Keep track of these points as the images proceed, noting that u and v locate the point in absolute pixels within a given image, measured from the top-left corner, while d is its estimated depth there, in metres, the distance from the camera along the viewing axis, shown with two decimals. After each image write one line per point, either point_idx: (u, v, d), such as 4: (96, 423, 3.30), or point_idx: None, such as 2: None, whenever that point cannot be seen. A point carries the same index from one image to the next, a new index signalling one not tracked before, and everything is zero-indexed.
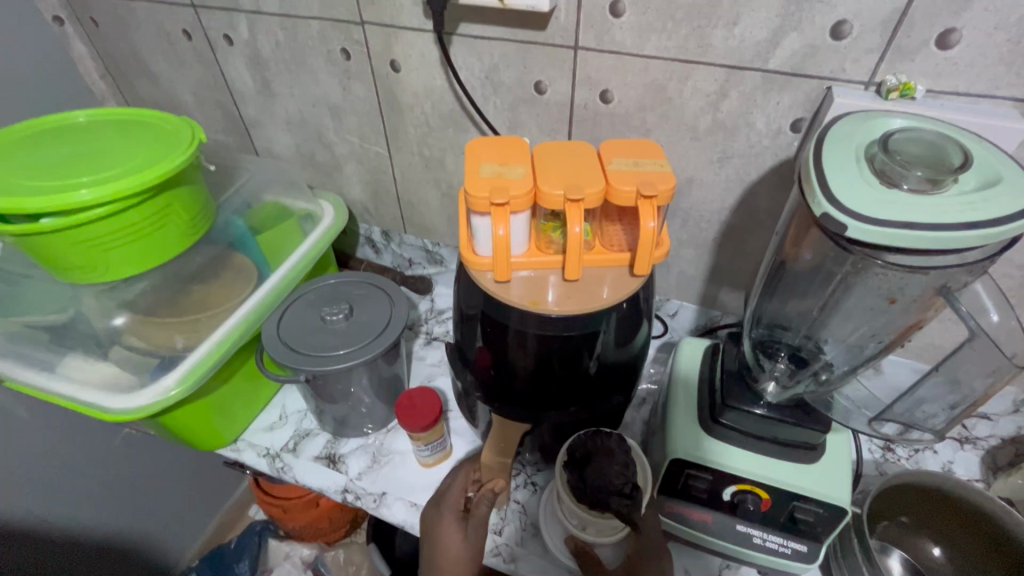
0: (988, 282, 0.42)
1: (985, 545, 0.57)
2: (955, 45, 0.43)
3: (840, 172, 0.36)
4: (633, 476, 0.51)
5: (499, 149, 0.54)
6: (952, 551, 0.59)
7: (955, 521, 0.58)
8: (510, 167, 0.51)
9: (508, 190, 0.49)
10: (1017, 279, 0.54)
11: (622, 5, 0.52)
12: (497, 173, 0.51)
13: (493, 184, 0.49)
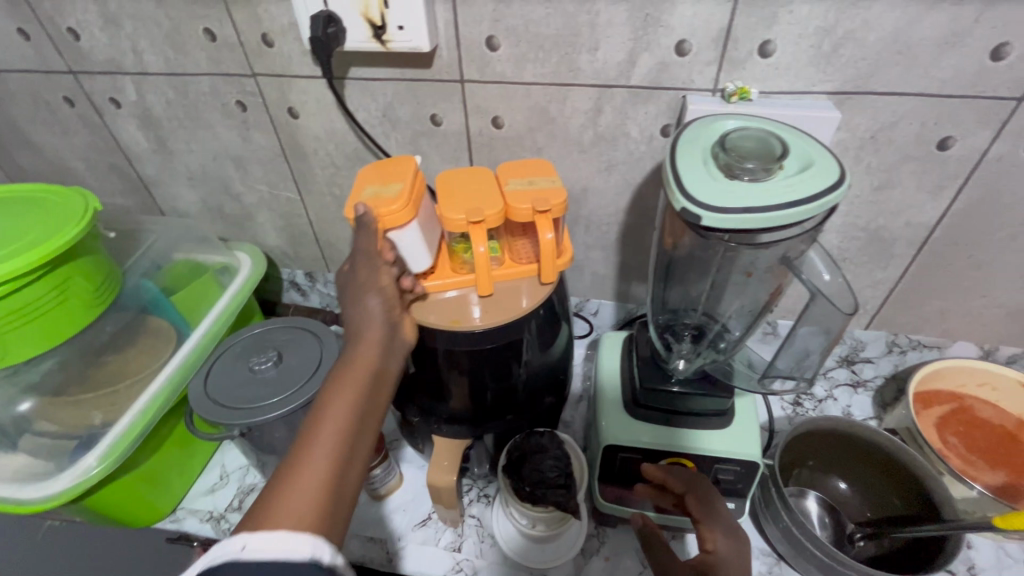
0: (819, 250, 0.50)
1: (880, 472, 0.65)
2: (774, 53, 0.52)
3: (691, 172, 0.42)
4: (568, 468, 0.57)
5: (389, 167, 0.55)
6: (854, 483, 0.67)
7: (855, 456, 0.66)
8: (392, 185, 0.53)
9: (383, 209, 0.51)
10: (863, 238, 0.64)
11: (496, 40, 0.57)
12: (377, 191, 0.53)
13: (371, 203, 0.51)
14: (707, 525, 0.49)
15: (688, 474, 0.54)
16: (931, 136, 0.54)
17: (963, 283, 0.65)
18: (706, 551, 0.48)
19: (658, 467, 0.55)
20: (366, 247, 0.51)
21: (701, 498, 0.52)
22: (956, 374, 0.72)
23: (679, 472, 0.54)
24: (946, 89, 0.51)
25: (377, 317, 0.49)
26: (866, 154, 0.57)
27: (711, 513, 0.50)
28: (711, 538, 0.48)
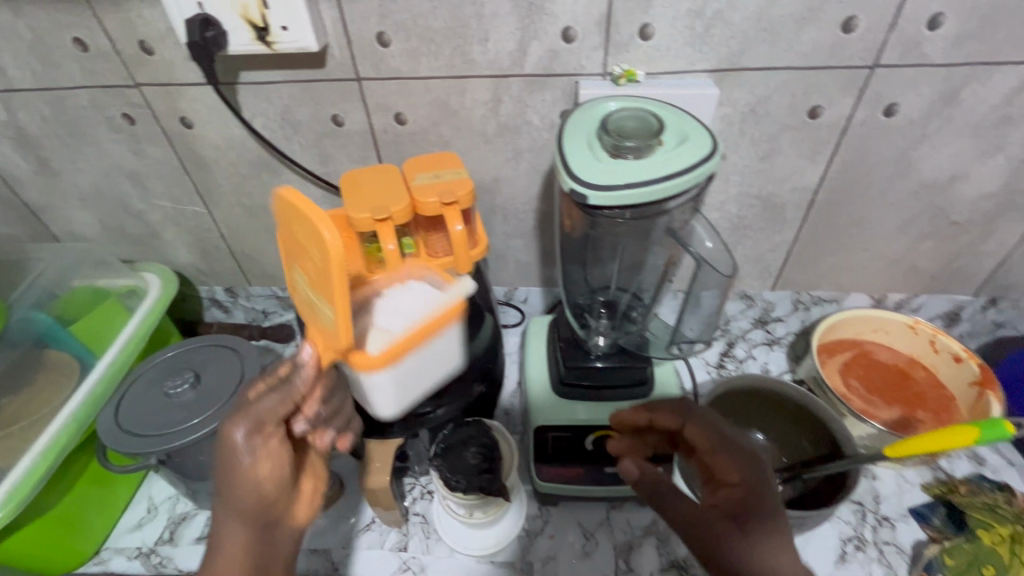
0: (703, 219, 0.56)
1: (795, 419, 0.69)
2: (653, 36, 0.54)
3: (577, 155, 0.44)
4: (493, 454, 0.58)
5: (316, 260, 0.39)
6: (770, 433, 0.71)
7: (771, 409, 0.70)
8: (325, 310, 0.41)
9: (330, 351, 0.44)
10: (758, 206, 0.68)
11: (387, 36, 0.57)
12: (313, 304, 0.43)
13: (315, 331, 0.44)
14: (716, 454, 0.47)
15: (679, 406, 0.52)
16: (802, 105, 0.58)
17: (849, 239, 0.71)
18: (730, 483, 0.45)
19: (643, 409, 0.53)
20: (260, 416, 0.43)
21: (700, 426, 0.49)
22: (854, 323, 0.79)
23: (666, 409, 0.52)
24: (810, 60, 0.55)
25: (251, 511, 0.43)
26: (749, 127, 0.60)
27: (711, 432, 0.48)
28: (729, 466, 0.46)
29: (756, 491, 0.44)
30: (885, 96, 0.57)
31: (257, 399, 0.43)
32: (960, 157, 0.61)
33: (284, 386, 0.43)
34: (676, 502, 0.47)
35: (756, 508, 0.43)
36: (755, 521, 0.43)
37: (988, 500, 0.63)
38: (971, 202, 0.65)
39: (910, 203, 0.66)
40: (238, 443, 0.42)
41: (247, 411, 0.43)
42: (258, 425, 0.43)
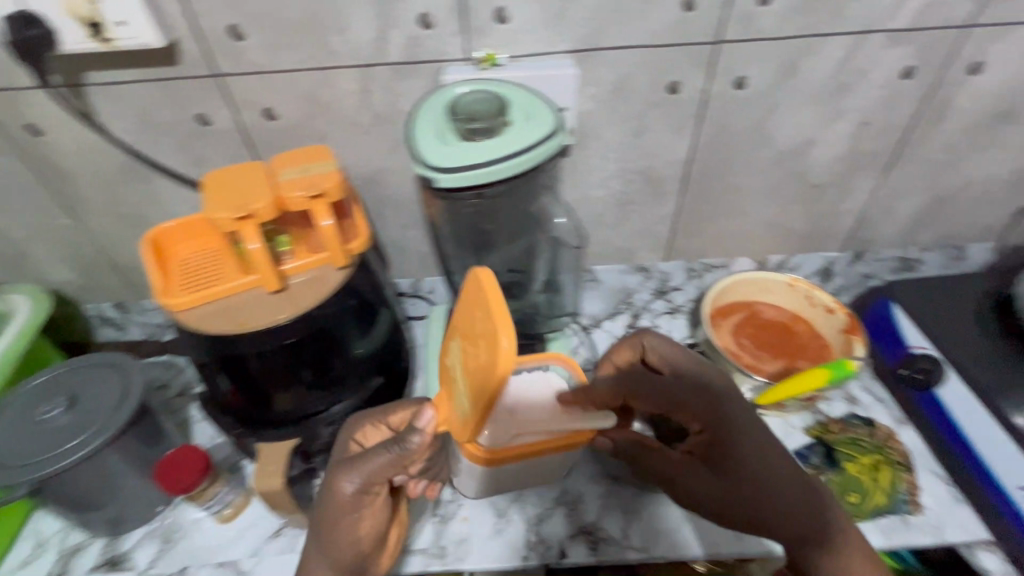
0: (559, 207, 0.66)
1: None
2: (509, 19, 0.55)
3: (426, 137, 0.44)
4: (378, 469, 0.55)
5: (479, 368, 0.45)
6: None
7: None
8: (467, 404, 0.49)
9: (456, 427, 0.52)
10: (638, 181, 0.71)
11: (240, 29, 0.55)
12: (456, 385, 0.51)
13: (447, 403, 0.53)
14: (692, 414, 0.58)
15: (632, 380, 0.59)
16: (661, 82, 0.61)
17: (726, 207, 0.75)
18: (697, 428, 0.59)
19: (580, 395, 0.55)
20: (370, 473, 0.52)
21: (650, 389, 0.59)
22: (741, 286, 0.84)
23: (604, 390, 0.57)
24: (660, 38, 0.57)
25: (347, 546, 0.54)
26: (616, 106, 0.63)
27: (686, 391, 0.58)
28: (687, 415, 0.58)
29: (719, 429, 0.56)
30: (734, 69, 0.60)
31: (369, 458, 0.52)
32: (809, 124, 0.66)
33: (397, 451, 0.51)
34: (657, 452, 0.61)
35: (721, 443, 0.56)
36: (723, 454, 0.55)
37: (854, 435, 0.71)
38: (826, 164, 0.70)
39: (774, 169, 0.70)
40: (346, 484, 0.52)
41: (361, 468, 0.52)
42: (368, 478, 0.53)
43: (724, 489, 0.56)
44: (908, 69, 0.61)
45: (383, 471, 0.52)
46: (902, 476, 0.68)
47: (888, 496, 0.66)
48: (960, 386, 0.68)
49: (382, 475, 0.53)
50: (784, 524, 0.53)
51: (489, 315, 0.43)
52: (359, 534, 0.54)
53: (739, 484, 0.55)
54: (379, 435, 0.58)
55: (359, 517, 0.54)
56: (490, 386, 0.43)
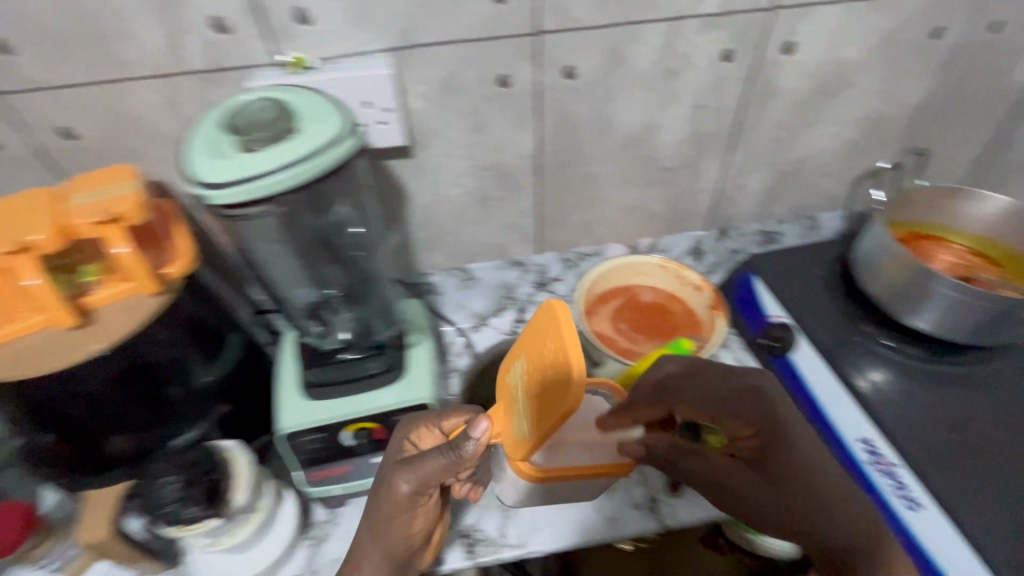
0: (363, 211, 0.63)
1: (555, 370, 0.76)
2: (312, 20, 0.52)
3: (196, 152, 0.42)
4: (198, 489, 0.49)
5: (550, 393, 0.48)
6: None
7: None
8: (526, 426, 0.51)
9: (513, 443, 0.53)
10: (492, 177, 0.70)
11: (8, 42, 0.50)
12: (517, 401, 0.53)
13: (512, 418, 0.53)
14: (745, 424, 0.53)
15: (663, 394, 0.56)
16: (488, 78, 0.60)
17: (586, 197, 0.76)
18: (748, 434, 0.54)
19: (626, 415, 0.57)
20: (423, 476, 0.52)
21: (694, 415, 0.55)
22: (616, 272, 0.86)
23: (649, 409, 0.56)
24: (477, 34, 0.57)
25: (396, 544, 0.54)
26: (449, 103, 0.62)
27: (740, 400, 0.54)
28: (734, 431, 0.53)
29: (779, 438, 0.52)
30: (560, 61, 0.60)
31: (424, 461, 0.52)
32: (647, 110, 0.67)
33: (451, 457, 0.51)
34: (689, 464, 0.55)
35: (773, 450, 0.52)
36: (773, 460, 0.52)
37: None
38: (672, 148, 0.72)
39: (622, 156, 0.72)
40: (401, 484, 0.52)
41: (418, 470, 0.52)
42: (421, 479, 0.52)
43: (771, 500, 0.51)
44: (728, 52, 0.63)
45: (438, 474, 0.52)
46: None
47: None
48: (808, 348, 0.72)
49: (437, 478, 0.53)
50: (831, 533, 0.49)
51: (562, 340, 0.46)
52: (407, 538, 0.55)
53: (787, 489, 0.51)
54: (431, 439, 0.57)
55: (410, 516, 0.54)
56: (564, 404, 0.45)
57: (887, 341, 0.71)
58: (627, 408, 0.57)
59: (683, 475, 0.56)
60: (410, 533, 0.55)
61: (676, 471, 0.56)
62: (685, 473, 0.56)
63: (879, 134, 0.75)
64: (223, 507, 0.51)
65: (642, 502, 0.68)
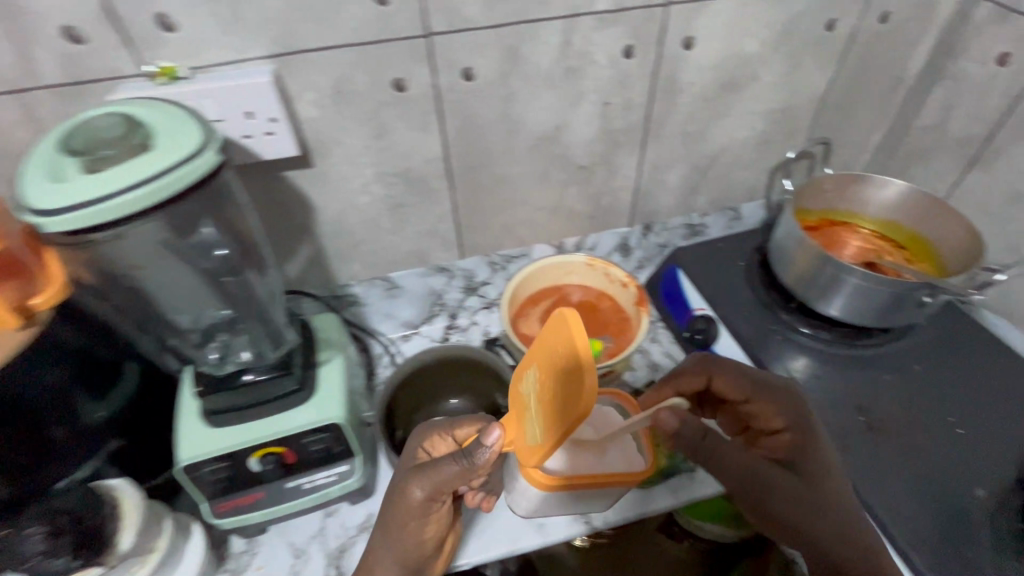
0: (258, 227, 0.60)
1: (477, 376, 0.73)
2: (178, 27, 0.49)
3: (29, 179, 0.38)
4: (69, 538, 0.46)
5: (562, 398, 0.43)
6: (462, 396, 0.74)
7: (455, 372, 0.73)
8: (535, 433, 0.47)
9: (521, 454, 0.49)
10: (401, 185, 0.68)
11: None
12: (525, 410, 0.49)
13: (521, 426, 0.50)
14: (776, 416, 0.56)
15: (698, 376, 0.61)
16: (382, 82, 0.58)
17: (503, 199, 0.75)
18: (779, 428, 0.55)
19: (666, 388, 0.62)
20: (437, 482, 0.52)
21: (749, 388, 0.58)
22: (544, 273, 0.84)
23: (688, 377, 0.61)
24: (364, 37, 0.54)
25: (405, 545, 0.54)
26: (344, 109, 0.59)
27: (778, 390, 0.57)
28: (779, 415, 0.55)
29: (812, 434, 0.54)
30: (455, 63, 0.59)
31: (438, 468, 0.52)
32: (553, 108, 0.66)
33: (464, 463, 0.51)
34: (729, 451, 0.52)
35: (808, 442, 0.53)
36: (808, 456, 0.53)
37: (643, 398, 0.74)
38: (584, 147, 0.71)
39: (534, 157, 0.70)
40: (414, 487, 0.52)
41: (431, 479, 0.52)
42: (435, 485, 0.52)
43: (805, 503, 0.50)
44: (628, 49, 0.63)
45: (450, 479, 0.51)
46: None
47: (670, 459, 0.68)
48: (728, 340, 0.73)
49: (451, 484, 0.52)
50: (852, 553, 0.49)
51: (569, 341, 0.43)
52: (418, 542, 0.54)
53: (817, 495, 0.51)
54: (444, 445, 0.58)
55: (421, 521, 0.54)
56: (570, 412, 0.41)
57: (806, 330, 0.71)
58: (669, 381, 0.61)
59: (717, 466, 0.52)
60: (420, 538, 0.54)
61: (708, 458, 0.52)
62: (721, 459, 0.52)
63: (787, 125, 0.77)
64: (105, 554, 0.48)
65: None
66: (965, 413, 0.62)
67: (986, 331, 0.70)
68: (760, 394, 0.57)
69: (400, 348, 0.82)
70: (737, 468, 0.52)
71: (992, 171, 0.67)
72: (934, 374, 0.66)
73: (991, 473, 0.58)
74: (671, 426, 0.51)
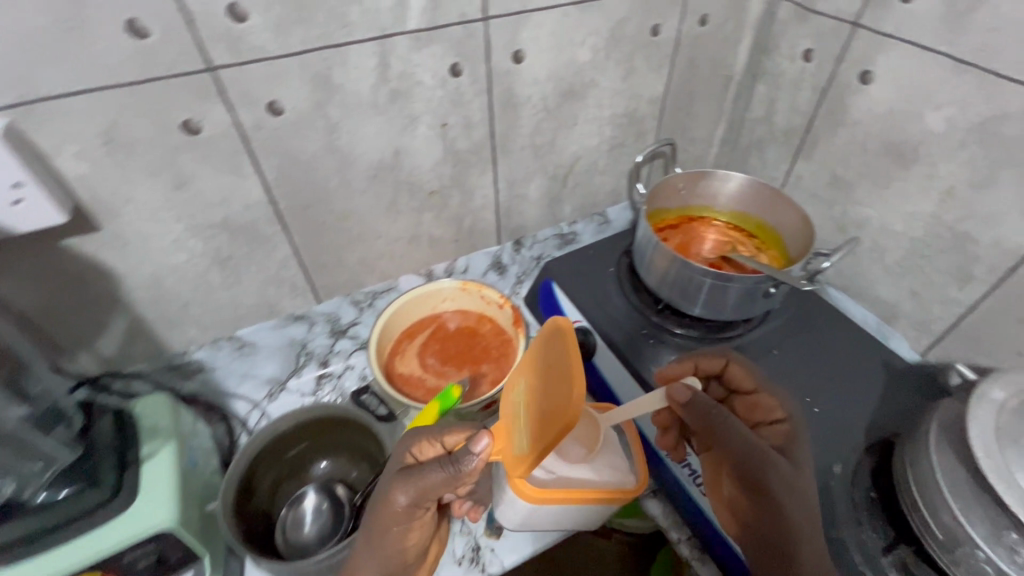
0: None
1: (346, 433, 0.67)
2: None
3: None
4: None
5: (556, 400, 0.45)
6: (333, 457, 0.68)
7: (320, 432, 0.67)
8: (526, 441, 0.47)
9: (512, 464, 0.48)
10: (224, 236, 0.60)
11: None
12: (520, 417, 0.49)
13: (516, 431, 0.49)
14: (775, 406, 0.58)
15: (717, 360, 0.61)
16: (167, 125, 0.50)
17: (352, 235, 0.68)
18: (777, 420, 0.58)
19: (687, 361, 0.60)
20: (422, 488, 0.47)
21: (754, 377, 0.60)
22: (415, 305, 0.79)
23: (712, 357, 0.60)
24: (128, 76, 0.46)
25: (383, 560, 0.50)
26: (125, 161, 0.50)
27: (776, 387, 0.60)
28: (776, 407, 0.58)
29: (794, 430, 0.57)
30: (255, 96, 0.51)
31: (423, 473, 0.47)
32: (385, 135, 0.61)
33: (451, 471, 0.46)
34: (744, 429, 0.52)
35: (799, 436, 0.56)
36: (797, 450, 0.55)
37: None
38: (430, 171, 0.67)
39: (376, 187, 0.65)
40: (398, 491, 0.47)
41: (416, 485, 0.47)
42: (421, 489, 0.47)
43: (790, 489, 0.52)
44: (455, 66, 0.59)
45: (435, 487, 0.47)
46: None
47: None
48: (605, 349, 0.71)
49: (435, 489, 0.47)
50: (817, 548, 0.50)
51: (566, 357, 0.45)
52: (398, 553, 0.50)
53: (799, 485, 0.52)
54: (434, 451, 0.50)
55: (401, 532, 0.49)
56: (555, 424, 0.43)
57: (678, 330, 0.71)
58: (694, 361, 0.60)
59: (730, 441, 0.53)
60: (399, 550, 0.50)
61: (721, 431, 0.53)
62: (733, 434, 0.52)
63: (635, 129, 0.77)
64: None
65: (463, 555, 0.62)
66: (825, 388, 0.64)
67: (831, 305, 0.74)
68: (762, 384, 0.60)
69: (267, 410, 0.73)
70: (745, 446, 0.53)
71: (815, 158, 0.71)
72: (795, 354, 0.68)
73: (853, 442, 0.60)
74: (689, 395, 0.52)
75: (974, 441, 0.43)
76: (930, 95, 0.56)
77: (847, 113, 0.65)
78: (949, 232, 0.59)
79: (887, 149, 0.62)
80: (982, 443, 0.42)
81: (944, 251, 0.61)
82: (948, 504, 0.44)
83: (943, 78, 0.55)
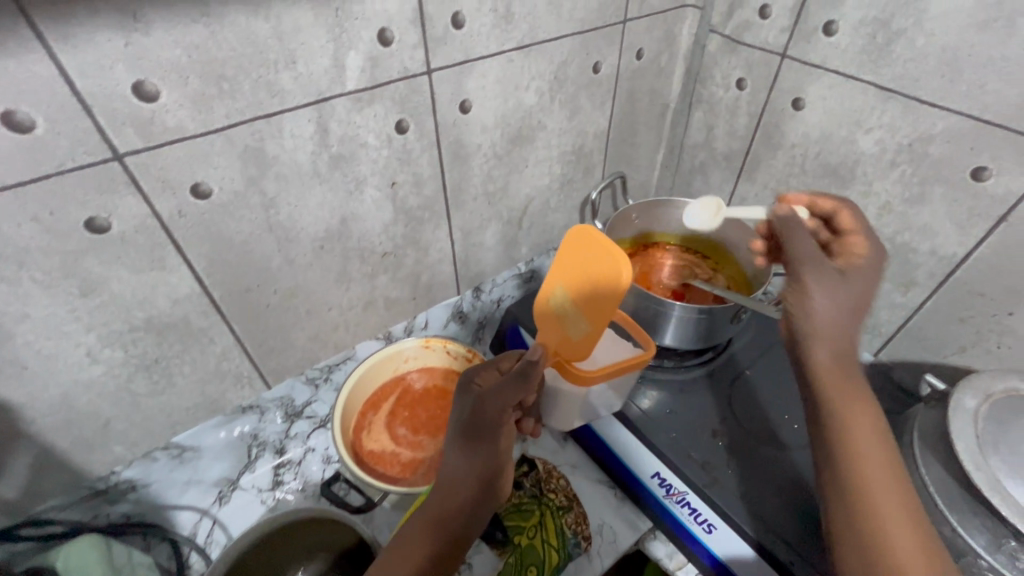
0: None
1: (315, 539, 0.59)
2: None
3: None
4: None
5: (597, 288, 0.55)
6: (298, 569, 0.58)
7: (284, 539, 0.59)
8: (582, 329, 0.57)
9: (569, 354, 0.59)
10: (147, 338, 0.51)
11: None
12: (566, 316, 0.58)
13: (564, 330, 0.58)
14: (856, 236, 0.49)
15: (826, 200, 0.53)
16: (66, 227, 0.41)
17: (301, 311, 0.61)
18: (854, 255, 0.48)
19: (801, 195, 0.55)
20: (498, 397, 0.50)
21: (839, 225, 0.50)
22: (376, 371, 0.72)
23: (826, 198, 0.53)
24: (11, 176, 0.38)
25: (478, 471, 0.50)
26: (12, 273, 0.41)
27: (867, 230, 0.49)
28: (864, 249, 0.48)
29: (878, 278, 0.46)
30: (174, 181, 0.44)
31: (497, 386, 0.51)
32: (330, 204, 0.55)
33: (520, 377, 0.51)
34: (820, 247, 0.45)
35: (874, 273, 0.46)
36: (870, 280, 0.46)
37: (516, 497, 0.68)
38: (381, 233, 0.62)
39: (324, 259, 0.59)
40: (482, 403, 0.50)
41: (494, 392, 0.50)
42: (501, 395, 0.50)
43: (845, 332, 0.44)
44: (401, 123, 0.55)
45: (511, 395, 0.51)
46: (566, 518, 0.65)
47: (558, 547, 0.63)
48: None
49: (511, 395, 0.51)
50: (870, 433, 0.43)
51: (610, 258, 0.53)
52: (490, 465, 0.51)
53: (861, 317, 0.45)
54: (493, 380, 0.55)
55: (491, 444, 0.51)
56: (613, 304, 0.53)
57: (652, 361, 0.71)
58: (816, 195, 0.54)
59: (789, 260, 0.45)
60: (491, 463, 0.51)
61: (793, 248, 0.45)
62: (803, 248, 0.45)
63: (583, 164, 0.77)
64: None
65: None
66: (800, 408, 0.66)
67: None
68: (868, 227, 0.49)
69: (218, 518, 0.65)
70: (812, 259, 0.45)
71: (757, 179, 0.73)
72: (766, 378, 0.70)
73: None
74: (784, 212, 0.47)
75: (962, 454, 0.45)
76: (860, 120, 0.60)
77: (784, 137, 0.68)
78: (889, 243, 0.63)
79: (825, 170, 0.65)
80: (970, 455, 0.44)
81: (886, 261, 0.65)
82: (945, 517, 0.46)
83: (870, 104, 0.58)
